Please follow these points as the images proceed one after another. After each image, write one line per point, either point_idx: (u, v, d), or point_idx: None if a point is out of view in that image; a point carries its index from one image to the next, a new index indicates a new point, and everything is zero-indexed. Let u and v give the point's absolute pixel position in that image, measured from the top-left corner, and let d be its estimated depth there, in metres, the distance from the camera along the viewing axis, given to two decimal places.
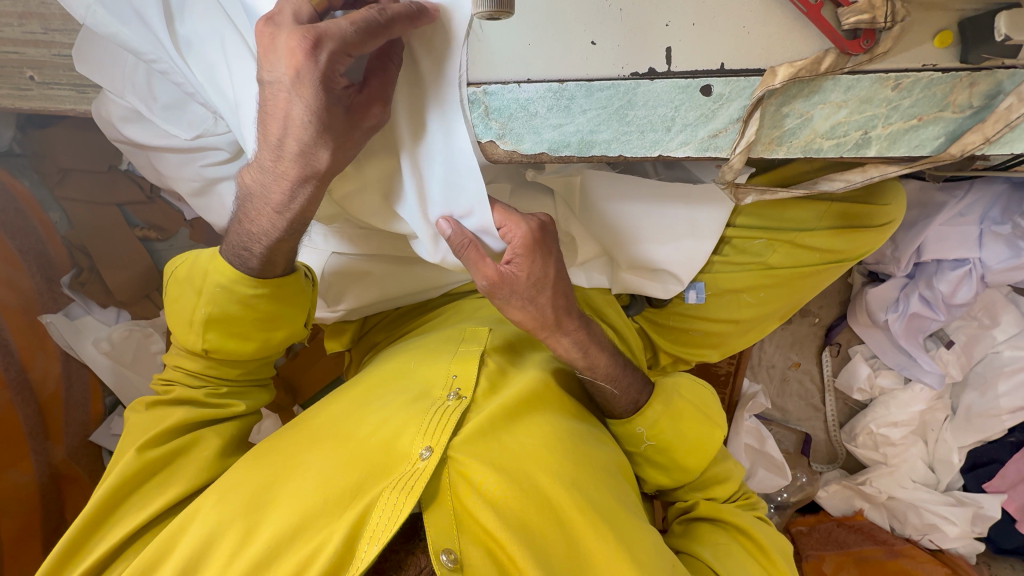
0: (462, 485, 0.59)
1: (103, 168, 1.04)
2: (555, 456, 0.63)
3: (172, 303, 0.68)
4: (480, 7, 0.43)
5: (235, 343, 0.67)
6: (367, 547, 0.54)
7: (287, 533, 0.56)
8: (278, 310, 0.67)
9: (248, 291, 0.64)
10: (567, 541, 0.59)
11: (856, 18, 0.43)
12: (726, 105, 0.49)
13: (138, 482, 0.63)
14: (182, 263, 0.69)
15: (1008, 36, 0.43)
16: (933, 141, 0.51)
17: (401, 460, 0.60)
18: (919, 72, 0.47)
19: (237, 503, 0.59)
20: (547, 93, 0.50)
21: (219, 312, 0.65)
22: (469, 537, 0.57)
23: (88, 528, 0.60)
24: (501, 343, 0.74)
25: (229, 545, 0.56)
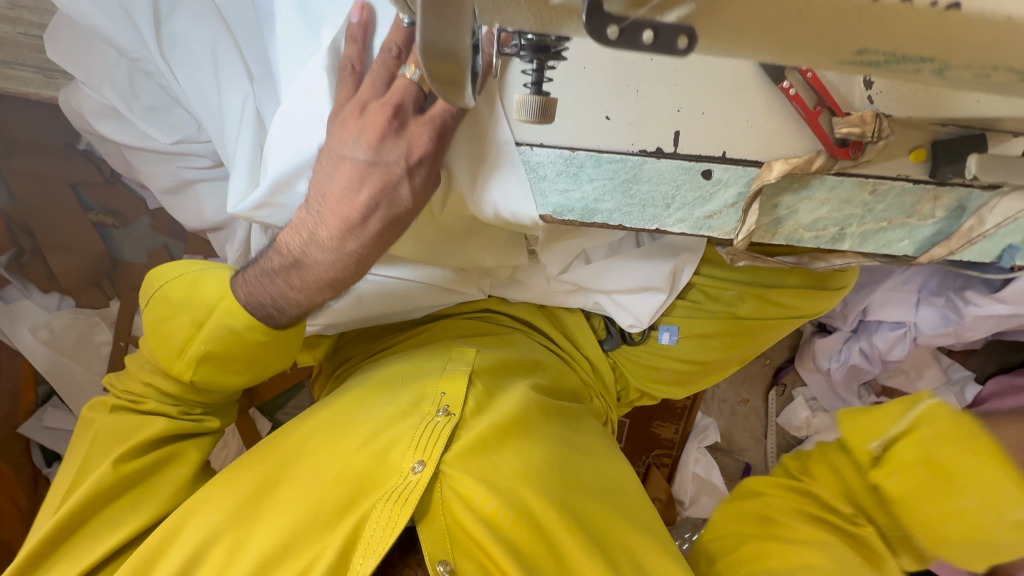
0: (453, 498, 0.61)
1: (58, 144, 0.95)
2: (541, 475, 0.64)
3: (159, 323, 0.65)
4: (523, 115, 0.39)
5: (228, 376, 0.66)
6: (362, 560, 0.55)
7: (276, 548, 0.57)
8: (271, 355, 0.65)
9: (258, 336, 0.62)
10: (558, 557, 0.59)
11: (848, 129, 0.47)
12: (723, 190, 0.52)
13: (109, 497, 0.62)
14: (175, 281, 0.66)
15: (976, 177, 0.47)
16: (898, 242, 0.56)
17: (391, 474, 0.62)
18: (893, 181, 0.52)
19: (222, 512, 0.60)
20: (557, 159, 0.51)
21: (218, 350, 0.63)
22: (460, 552, 0.59)
23: (53, 543, 0.59)
24: (487, 366, 0.75)
25: (217, 560, 0.57)
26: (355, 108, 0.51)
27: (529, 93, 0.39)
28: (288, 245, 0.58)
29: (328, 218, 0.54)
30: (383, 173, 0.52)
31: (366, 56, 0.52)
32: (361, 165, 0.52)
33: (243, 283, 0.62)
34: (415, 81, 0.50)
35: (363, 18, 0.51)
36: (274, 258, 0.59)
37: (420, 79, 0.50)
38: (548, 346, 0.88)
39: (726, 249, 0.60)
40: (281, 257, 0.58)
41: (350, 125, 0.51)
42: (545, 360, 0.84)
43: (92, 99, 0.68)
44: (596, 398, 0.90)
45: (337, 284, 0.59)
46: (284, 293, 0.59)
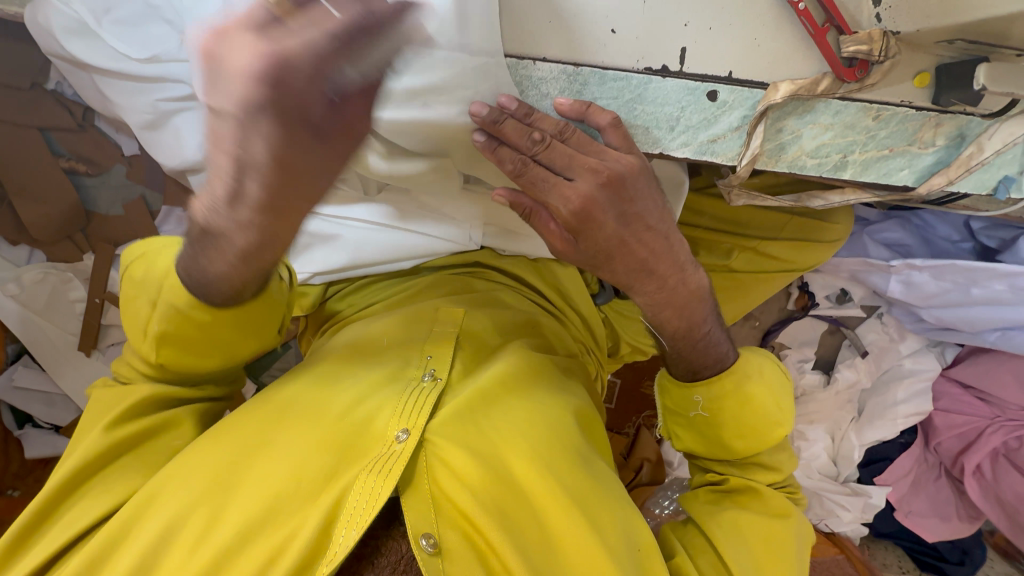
0: (438, 466, 0.60)
1: (25, 84, 0.88)
2: (525, 437, 0.64)
3: (127, 305, 0.62)
4: None
5: (193, 357, 0.62)
6: (345, 531, 0.54)
7: (256, 518, 0.55)
8: (232, 335, 0.61)
9: (208, 317, 0.58)
10: (540, 523, 0.61)
11: (855, 48, 0.47)
12: (728, 112, 0.51)
13: (99, 466, 0.60)
14: (139, 258, 0.63)
15: (984, 88, 0.47)
16: (897, 172, 0.55)
17: (375, 442, 0.61)
18: (897, 107, 0.51)
19: (199, 486, 0.57)
20: (560, 75, 0.50)
21: (173, 331, 0.59)
22: (446, 521, 0.58)
23: (53, 502, 0.58)
24: (474, 330, 0.74)
25: (194, 530, 0.55)
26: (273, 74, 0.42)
27: None
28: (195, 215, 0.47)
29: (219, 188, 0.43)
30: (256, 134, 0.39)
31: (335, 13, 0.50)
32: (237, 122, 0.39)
33: (181, 255, 0.57)
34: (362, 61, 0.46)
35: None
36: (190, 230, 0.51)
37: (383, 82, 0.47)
38: (540, 305, 0.86)
39: (724, 182, 0.59)
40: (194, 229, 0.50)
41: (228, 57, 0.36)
42: (536, 316, 0.82)
43: (62, 16, 0.64)
44: (588, 353, 0.89)
45: (255, 260, 0.50)
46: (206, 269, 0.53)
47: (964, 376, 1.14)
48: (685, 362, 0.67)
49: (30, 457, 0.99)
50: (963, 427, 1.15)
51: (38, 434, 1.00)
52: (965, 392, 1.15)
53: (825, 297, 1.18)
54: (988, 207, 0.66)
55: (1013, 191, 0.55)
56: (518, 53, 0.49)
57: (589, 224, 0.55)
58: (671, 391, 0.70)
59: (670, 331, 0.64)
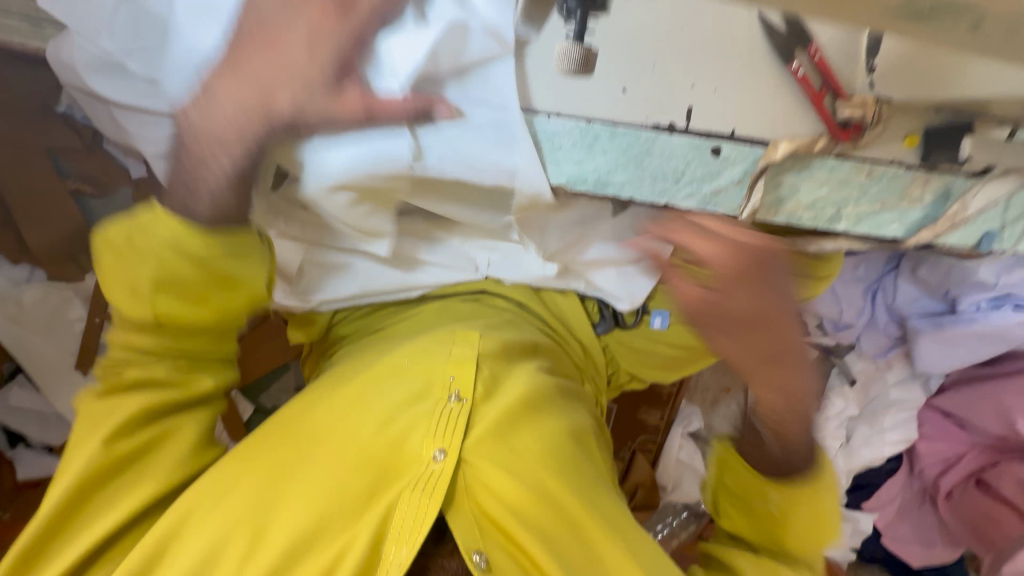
0: (477, 488, 0.62)
1: (35, 106, 0.88)
2: (556, 457, 0.65)
3: (114, 268, 0.58)
4: (568, 64, 0.45)
5: (190, 315, 0.60)
6: (395, 550, 0.57)
7: (305, 534, 0.58)
8: (228, 265, 0.58)
9: (201, 241, 0.55)
10: (582, 544, 0.62)
11: (850, 111, 0.50)
12: (730, 167, 0.54)
13: (102, 479, 0.59)
14: (118, 223, 0.58)
15: (970, 156, 0.51)
16: (888, 225, 0.59)
17: (410, 462, 0.61)
18: (888, 165, 0.54)
19: (238, 508, 0.59)
20: (573, 129, 0.52)
21: (167, 277, 0.57)
22: (489, 539, 0.61)
23: (61, 520, 0.58)
24: (491, 349, 0.70)
25: (241, 546, 0.57)
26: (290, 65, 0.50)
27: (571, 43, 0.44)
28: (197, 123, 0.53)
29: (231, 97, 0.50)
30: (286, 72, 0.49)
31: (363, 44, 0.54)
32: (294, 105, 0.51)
33: (173, 180, 0.56)
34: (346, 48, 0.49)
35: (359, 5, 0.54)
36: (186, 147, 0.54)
37: (373, 58, 0.50)
38: (541, 326, 0.87)
39: (725, 229, 0.62)
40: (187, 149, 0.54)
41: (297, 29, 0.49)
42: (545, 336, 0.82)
43: (84, 52, 0.65)
44: (589, 380, 0.90)
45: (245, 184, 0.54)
46: (192, 184, 0.53)
47: (948, 404, 1.18)
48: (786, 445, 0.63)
49: None
50: (946, 453, 1.19)
51: None
52: (946, 419, 1.19)
53: (817, 326, 1.23)
54: None
55: (995, 246, 0.59)
56: (537, 108, 0.52)
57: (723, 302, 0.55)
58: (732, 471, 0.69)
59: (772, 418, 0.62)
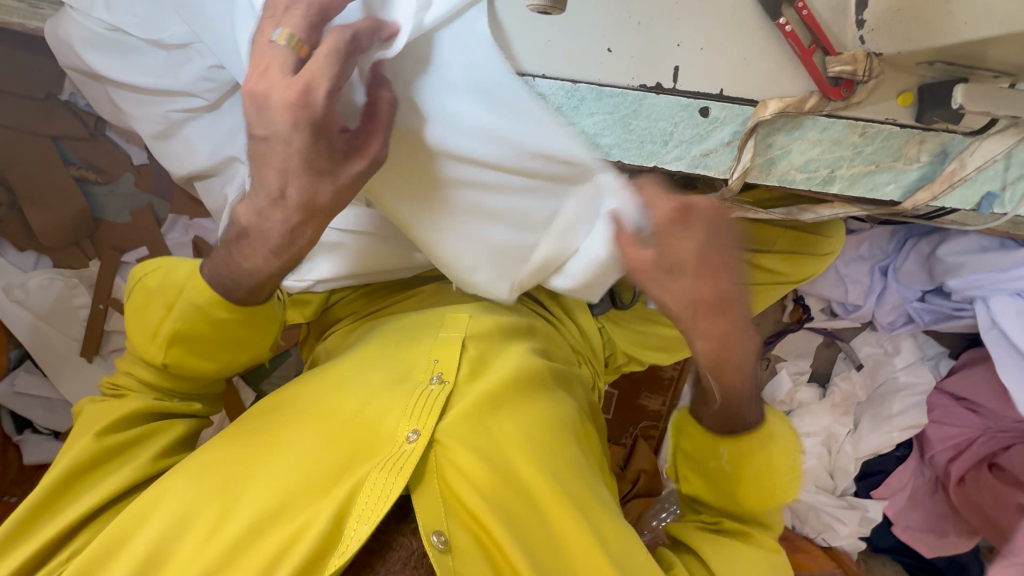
0: (448, 468, 0.61)
1: (39, 94, 0.90)
2: (531, 441, 0.65)
3: (136, 311, 0.63)
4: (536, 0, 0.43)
5: (200, 361, 0.63)
6: (356, 526, 0.55)
7: (268, 511, 0.56)
8: (245, 334, 0.63)
9: (226, 313, 0.61)
10: (546, 526, 0.61)
11: (840, 68, 0.49)
12: (720, 128, 0.53)
13: (91, 468, 0.60)
14: (153, 270, 0.64)
15: (963, 108, 0.48)
16: (885, 186, 0.58)
17: (384, 442, 0.61)
18: (881, 124, 0.53)
19: (209, 484, 0.58)
20: (559, 91, 0.52)
21: (188, 329, 0.61)
22: (454, 520, 0.59)
23: (40, 507, 0.57)
24: (480, 332, 0.73)
25: (205, 525, 0.55)
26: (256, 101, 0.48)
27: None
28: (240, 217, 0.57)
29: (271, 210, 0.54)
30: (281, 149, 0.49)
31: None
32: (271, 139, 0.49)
33: (210, 263, 0.61)
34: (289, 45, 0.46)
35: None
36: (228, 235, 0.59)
37: (293, 42, 0.46)
38: (540, 313, 0.88)
39: (717, 195, 0.61)
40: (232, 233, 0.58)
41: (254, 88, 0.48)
42: (537, 324, 0.83)
43: (80, 29, 0.67)
44: (586, 364, 0.90)
45: (286, 253, 0.56)
46: (239, 269, 0.58)
47: (958, 388, 1.15)
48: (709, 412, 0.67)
49: (27, 463, 0.99)
50: (956, 439, 1.15)
51: (37, 439, 1.00)
52: (957, 404, 1.15)
53: (820, 310, 1.21)
54: (974, 223, 0.68)
55: (996, 207, 0.58)
56: (522, 71, 0.52)
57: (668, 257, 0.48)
58: (693, 436, 0.69)
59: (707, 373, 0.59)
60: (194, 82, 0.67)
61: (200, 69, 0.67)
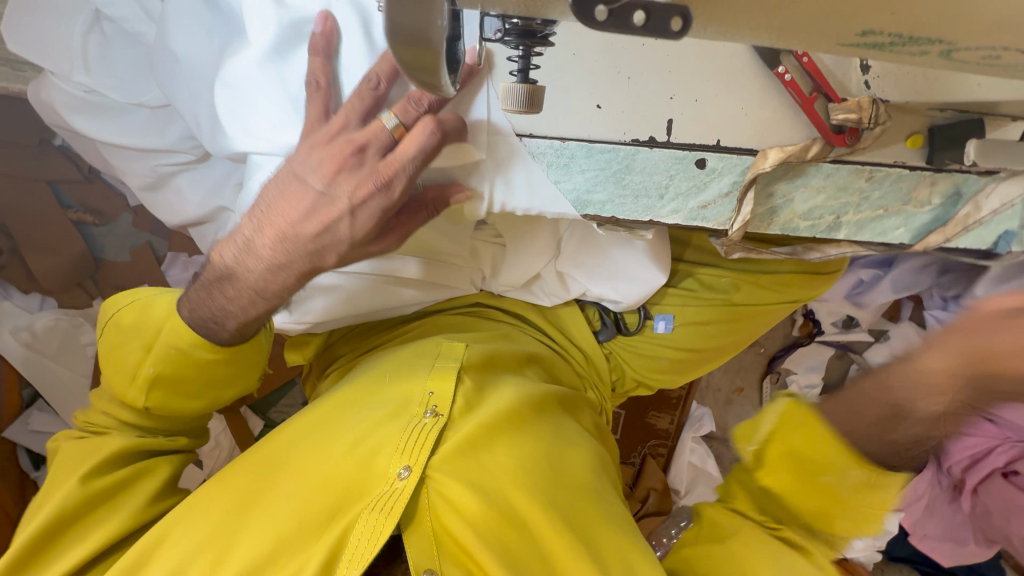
0: (442, 506, 0.59)
1: (33, 140, 0.91)
2: (527, 474, 0.63)
3: (113, 349, 0.62)
4: (510, 103, 0.45)
5: (184, 401, 0.64)
6: (347, 570, 0.54)
7: (260, 556, 0.55)
8: (230, 373, 0.63)
9: (208, 355, 0.60)
10: (542, 562, 0.60)
11: (844, 116, 0.46)
12: (717, 178, 0.51)
13: (75, 518, 0.58)
14: (129, 306, 0.63)
15: (976, 164, 0.47)
16: (894, 231, 0.55)
17: (378, 481, 0.59)
18: (890, 168, 0.51)
19: (205, 528, 0.58)
20: (547, 149, 0.50)
21: (169, 373, 0.60)
22: (448, 559, 0.58)
23: (30, 553, 0.56)
24: (476, 360, 0.74)
25: (201, 571, 0.55)
26: (325, 138, 0.51)
27: (517, 81, 0.44)
28: (225, 256, 0.57)
29: (263, 246, 0.54)
30: (328, 208, 0.52)
31: (331, 67, 0.51)
32: (315, 193, 0.52)
33: (187, 302, 0.60)
34: (391, 128, 0.49)
35: (327, 28, 0.50)
36: (210, 270, 0.58)
37: (397, 127, 0.49)
38: (540, 338, 0.86)
39: (719, 241, 0.58)
40: (211, 273, 0.58)
41: (318, 151, 0.51)
42: (538, 351, 0.82)
43: (63, 94, 0.66)
44: (590, 391, 0.88)
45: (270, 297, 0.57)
46: (221, 308, 0.58)
47: None
48: None
49: None
50: None
51: None
52: None
53: (832, 323, 1.18)
54: None
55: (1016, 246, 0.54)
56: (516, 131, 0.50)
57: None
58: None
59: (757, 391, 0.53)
60: (180, 140, 0.67)
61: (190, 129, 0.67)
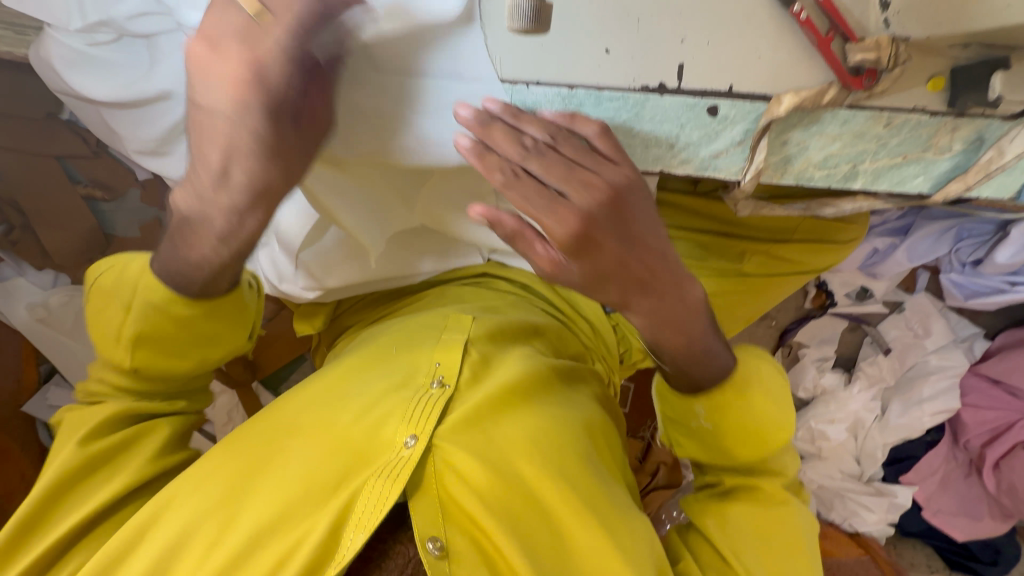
0: (448, 474, 0.59)
1: (40, 115, 0.90)
2: (534, 443, 0.63)
3: (97, 314, 0.61)
4: (517, 22, 0.47)
5: (170, 360, 0.62)
6: (354, 535, 0.54)
7: (266, 521, 0.56)
8: (215, 328, 0.61)
9: (183, 309, 0.58)
10: (551, 529, 0.60)
11: (862, 56, 0.44)
12: (730, 127, 0.50)
13: (84, 474, 0.59)
14: (108, 268, 0.62)
15: (1001, 98, 0.46)
16: (913, 179, 0.54)
17: (384, 449, 0.60)
18: (909, 113, 0.49)
19: (209, 493, 0.58)
20: (556, 98, 0.50)
21: (150, 329, 0.59)
22: (454, 528, 0.58)
23: (36, 515, 0.56)
24: (484, 333, 0.73)
25: (206, 537, 0.55)
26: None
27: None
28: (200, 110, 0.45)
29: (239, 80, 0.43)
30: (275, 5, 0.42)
31: None
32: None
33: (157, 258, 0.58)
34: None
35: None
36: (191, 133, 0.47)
37: None
38: (548, 311, 0.85)
39: (728, 195, 0.58)
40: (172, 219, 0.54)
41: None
42: (545, 323, 0.81)
43: (61, 49, 0.65)
44: (598, 361, 0.87)
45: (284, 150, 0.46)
46: (186, 250, 0.54)
47: (996, 371, 1.12)
48: (685, 376, 0.64)
49: None
50: (995, 423, 1.11)
51: None
52: (994, 387, 1.12)
53: (846, 294, 1.15)
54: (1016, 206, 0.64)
55: None
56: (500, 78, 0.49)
57: (590, 245, 0.50)
58: (670, 401, 0.67)
59: (669, 350, 0.60)
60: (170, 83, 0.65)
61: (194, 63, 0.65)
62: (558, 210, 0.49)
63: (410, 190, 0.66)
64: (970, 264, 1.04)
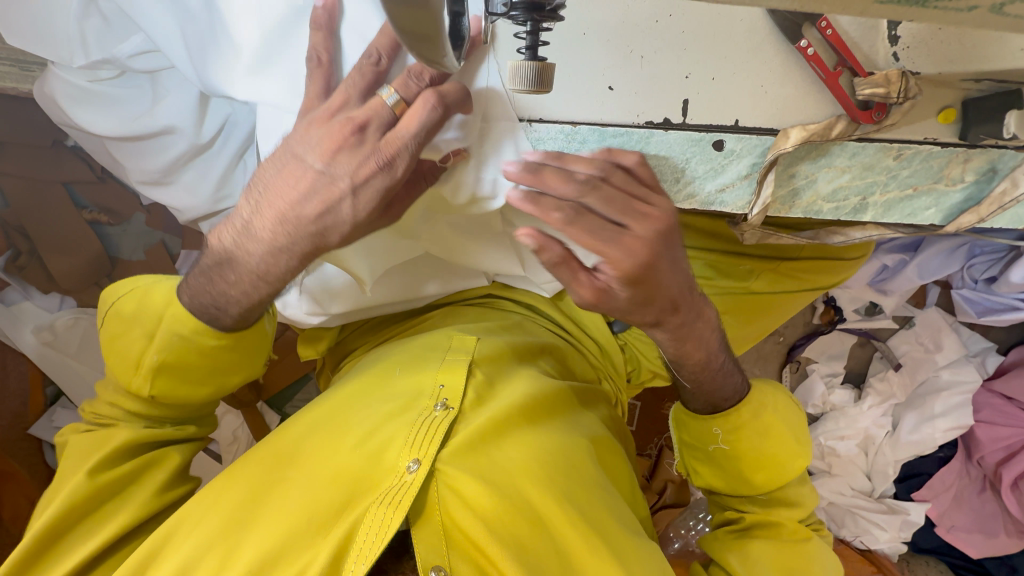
0: (451, 500, 0.59)
1: (46, 142, 0.91)
2: (539, 467, 0.62)
3: (114, 341, 0.60)
4: (519, 83, 0.41)
5: (189, 386, 0.60)
6: (355, 566, 0.53)
7: (268, 552, 0.55)
8: (238, 359, 0.60)
9: (210, 340, 0.57)
10: (558, 552, 0.59)
11: (871, 91, 0.44)
12: (736, 161, 0.49)
13: (81, 513, 0.57)
14: (127, 294, 0.60)
15: (1016, 134, 0.46)
16: (924, 211, 0.52)
17: (387, 475, 0.59)
18: (920, 145, 0.48)
19: (213, 526, 0.57)
20: (558, 134, 0.49)
21: (173, 359, 0.58)
22: (458, 555, 0.57)
23: (36, 553, 0.55)
24: (488, 354, 0.72)
25: (209, 569, 0.55)
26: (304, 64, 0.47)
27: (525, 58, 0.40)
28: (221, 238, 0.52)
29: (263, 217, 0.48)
30: (329, 188, 0.46)
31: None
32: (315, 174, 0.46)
33: (188, 286, 0.57)
34: (392, 104, 0.44)
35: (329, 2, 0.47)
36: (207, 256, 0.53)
37: (398, 104, 0.44)
38: (552, 330, 0.85)
39: (736, 226, 0.57)
40: (211, 258, 0.53)
41: (318, 128, 0.46)
42: (549, 342, 0.81)
43: (63, 84, 0.65)
44: (606, 381, 0.86)
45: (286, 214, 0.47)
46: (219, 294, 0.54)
47: (1008, 387, 1.10)
48: (703, 395, 0.64)
49: None
50: (1009, 440, 1.10)
51: None
52: (1009, 403, 1.10)
53: (855, 310, 1.14)
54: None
55: None
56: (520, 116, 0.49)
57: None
58: (688, 425, 0.67)
59: (690, 366, 0.61)
60: (177, 116, 0.67)
61: (196, 94, 0.66)
62: (623, 242, 0.45)
63: (411, 221, 0.65)
64: (983, 280, 1.03)
